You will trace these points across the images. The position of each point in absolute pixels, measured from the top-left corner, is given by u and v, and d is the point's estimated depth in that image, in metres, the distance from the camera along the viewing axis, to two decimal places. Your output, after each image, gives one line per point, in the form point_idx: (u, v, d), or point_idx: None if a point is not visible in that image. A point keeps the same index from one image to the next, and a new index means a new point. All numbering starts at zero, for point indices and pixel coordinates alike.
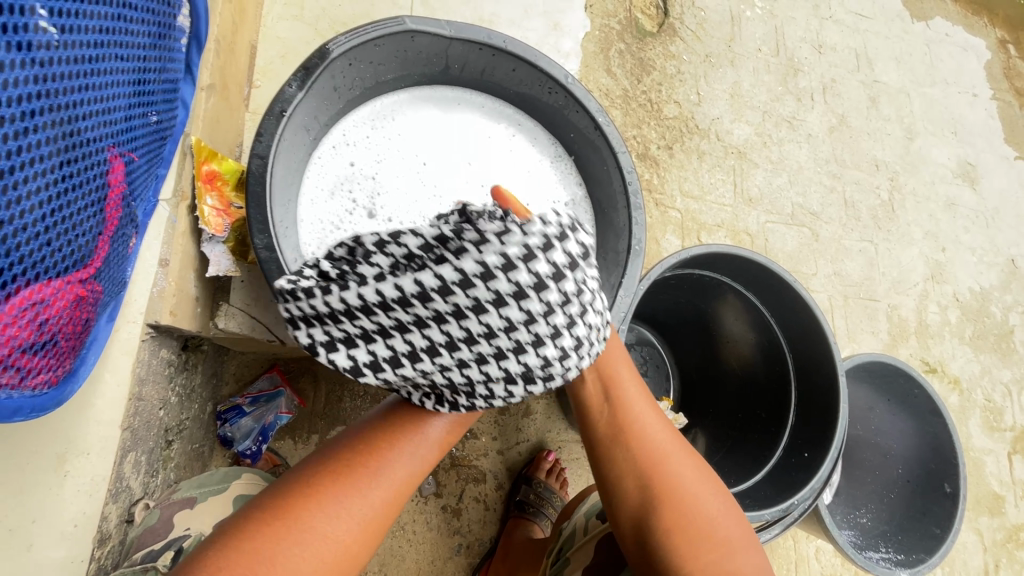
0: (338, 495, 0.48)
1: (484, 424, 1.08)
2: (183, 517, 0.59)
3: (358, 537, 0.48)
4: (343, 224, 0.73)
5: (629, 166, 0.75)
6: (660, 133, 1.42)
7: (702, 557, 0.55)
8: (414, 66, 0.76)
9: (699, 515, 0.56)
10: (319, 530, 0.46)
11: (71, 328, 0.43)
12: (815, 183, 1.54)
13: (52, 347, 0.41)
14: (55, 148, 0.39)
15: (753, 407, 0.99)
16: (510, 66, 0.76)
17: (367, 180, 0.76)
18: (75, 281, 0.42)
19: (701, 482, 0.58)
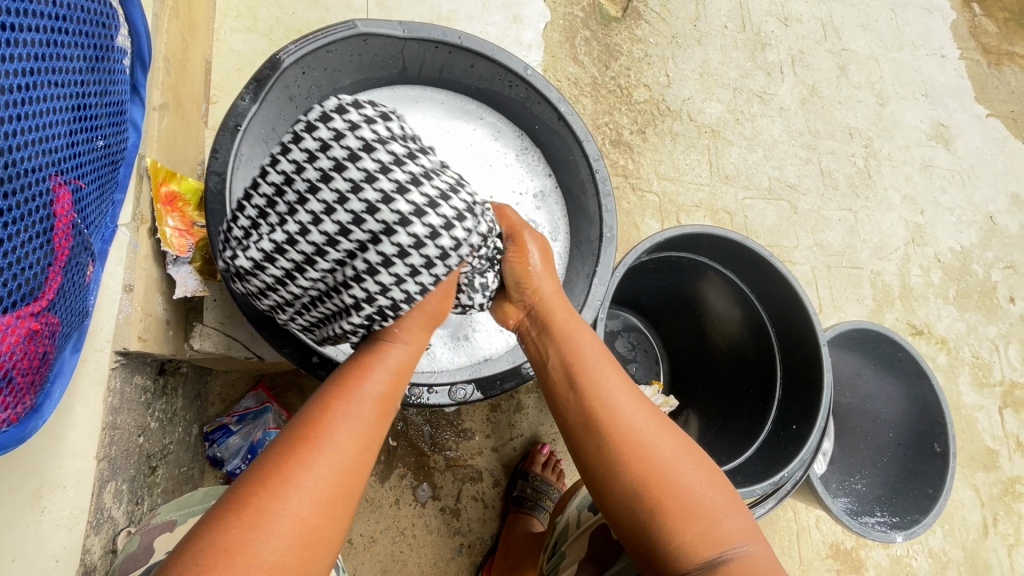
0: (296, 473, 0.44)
1: (477, 424, 1.08)
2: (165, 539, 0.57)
3: (318, 512, 0.44)
4: None
5: (595, 153, 0.75)
6: (632, 118, 1.41)
7: (688, 524, 0.54)
8: (371, 69, 0.75)
9: (682, 484, 0.56)
10: (279, 515, 0.42)
11: (27, 363, 0.42)
12: (790, 156, 1.54)
13: (8, 383, 0.41)
14: None
15: (741, 384, 1.00)
16: (468, 62, 0.76)
17: None
18: (26, 315, 0.42)
19: (682, 454, 0.58)
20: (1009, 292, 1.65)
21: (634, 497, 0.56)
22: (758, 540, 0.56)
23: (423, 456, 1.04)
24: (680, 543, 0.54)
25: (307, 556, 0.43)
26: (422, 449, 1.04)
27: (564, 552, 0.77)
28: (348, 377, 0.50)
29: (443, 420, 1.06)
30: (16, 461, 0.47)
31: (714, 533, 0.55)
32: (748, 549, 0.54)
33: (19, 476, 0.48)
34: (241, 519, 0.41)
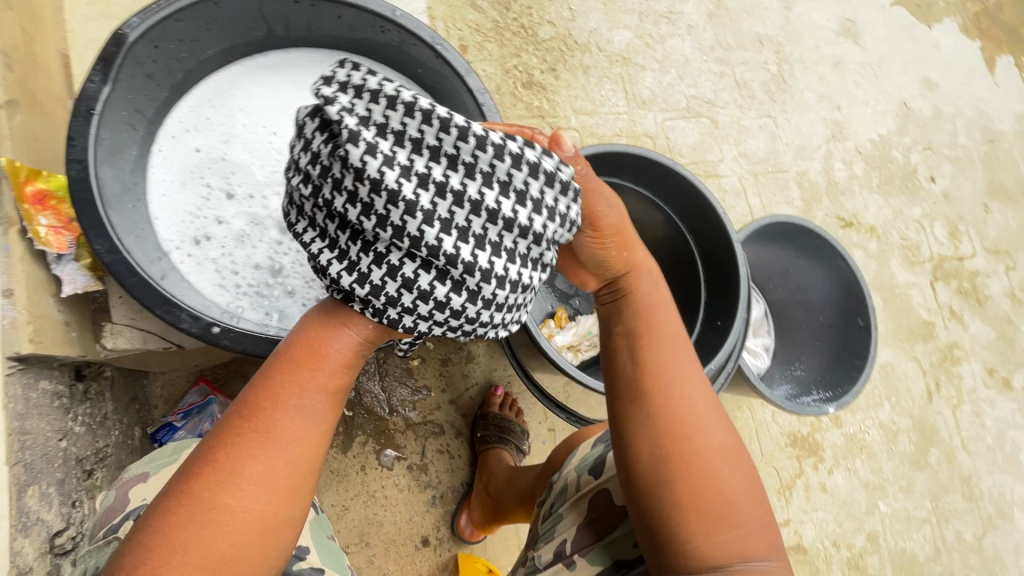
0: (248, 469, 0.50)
1: (431, 381, 1.10)
2: (140, 490, 0.61)
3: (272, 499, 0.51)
4: (202, 212, 0.71)
5: (479, 86, 0.75)
6: (540, 57, 1.40)
7: (704, 526, 0.60)
8: (233, 35, 0.73)
9: (725, 498, 0.60)
10: (229, 506, 0.49)
11: None
12: (704, 72, 1.55)
13: None
14: None
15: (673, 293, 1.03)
16: (334, 13, 0.74)
17: (217, 162, 0.73)
18: None
19: (729, 469, 0.62)
20: (930, 172, 1.72)
21: (665, 495, 0.61)
22: (775, 557, 0.62)
23: (382, 420, 1.06)
24: (704, 550, 0.59)
25: (262, 535, 0.50)
26: (380, 415, 1.06)
27: (562, 514, 0.78)
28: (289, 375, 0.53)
29: (396, 382, 1.08)
30: None
31: (730, 539, 0.60)
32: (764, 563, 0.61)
33: None
34: (193, 501, 0.49)
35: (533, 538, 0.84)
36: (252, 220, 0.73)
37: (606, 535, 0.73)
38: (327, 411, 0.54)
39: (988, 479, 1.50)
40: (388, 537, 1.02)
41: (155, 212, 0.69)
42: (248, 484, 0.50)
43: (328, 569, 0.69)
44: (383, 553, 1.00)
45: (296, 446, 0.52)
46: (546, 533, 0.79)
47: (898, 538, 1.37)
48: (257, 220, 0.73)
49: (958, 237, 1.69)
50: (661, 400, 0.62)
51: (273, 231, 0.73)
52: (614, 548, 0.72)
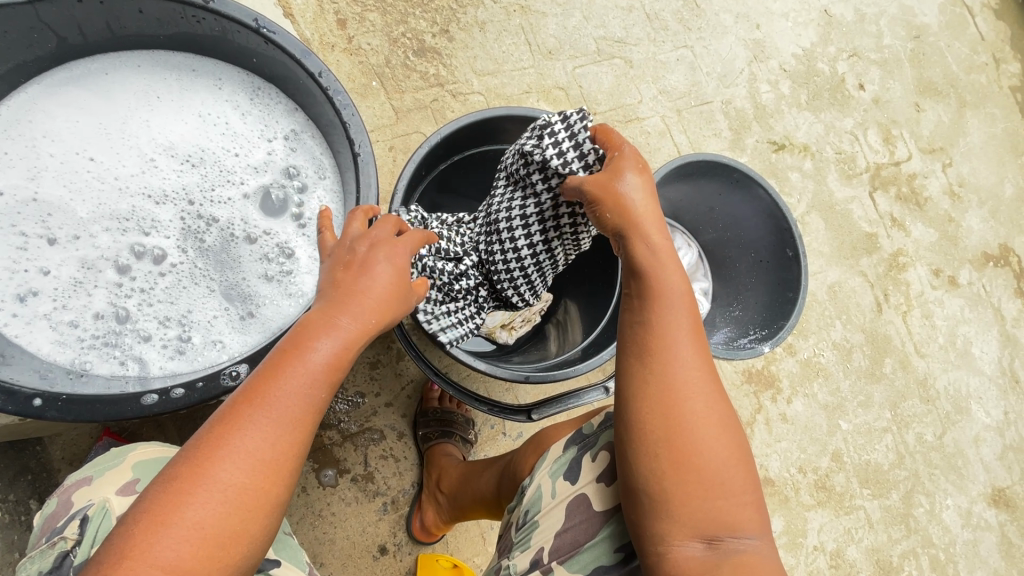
0: (245, 436, 0.46)
1: (362, 386, 1.04)
2: (82, 493, 0.59)
3: (261, 477, 0.46)
4: (20, 264, 0.63)
5: (319, 66, 0.66)
6: (429, 19, 1.28)
7: (703, 510, 0.55)
8: (14, 51, 0.62)
9: (713, 457, 0.57)
10: (216, 483, 0.44)
11: None
12: (611, 10, 1.45)
13: None
14: None
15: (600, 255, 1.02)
16: (132, 8, 0.63)
17: (30, 204, 0.65)
18: None
19: (721, 427, 0.58)
20: (858, 79, 1.67)
21: (662, 466, 0.56)
22: (762, 532, 0.57)
23: (317, 436, 1.01)
24: (692, 509, 0.55)
25: (250, 522, 0.45)
26: (313, 431, 1.00)
27: (535, 523, 0.68)
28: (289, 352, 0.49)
29: None
30: None
31: (730, 523, 0.56)
32: (750, 540, 0.56)
33: None
34: (184, 479, 0.44)
35: (506, 548, 0.73)
36: (86, 263, 0.65)
37: (597, 536, 0.64)
38: (325, 390, 0.50)
39: (944, 378, 1.52)
40: (343, 552, 0.98)
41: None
42: (238, 457, 0.45)
43: (285, 560, 0.63)
44: (341, 569, 0.97)
45: (288, 420, 0.48)
46: (520, 543, 0.69)
47: (861, 452, 1.39)
48: (92, 263, 0.65)
49: (893, 142, 1.66)
50: (660, 343, 0.60)
51: (113, 272, 0.66)
52: (608, 548, 0.63)
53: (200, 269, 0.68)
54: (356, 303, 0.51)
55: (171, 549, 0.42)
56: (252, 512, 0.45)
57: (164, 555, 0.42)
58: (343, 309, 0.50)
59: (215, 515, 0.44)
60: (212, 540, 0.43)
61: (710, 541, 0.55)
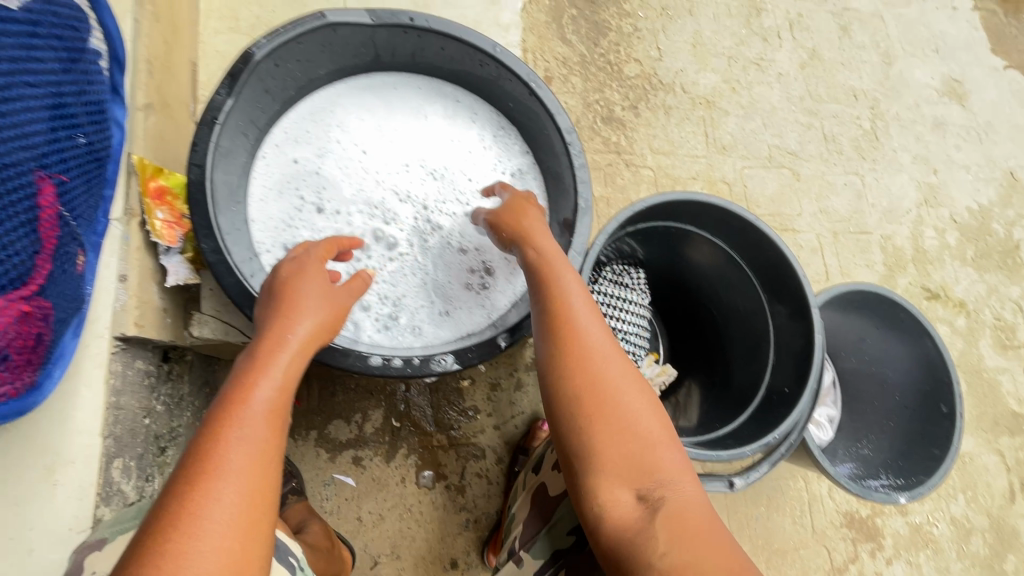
0: (215, 483, 0.46)
1: (478, 403, 1.11)
2: (91, 562, 0.53)
3: (247, 516, 0.46)
4: (293, 221, 0.76)
5: (568, 126, 0.75)
6: (623, 93, 1.40)
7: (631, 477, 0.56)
8: (344, 58, 0.77)
9: (627, 422, 0.58)
10: (199, 543, 0.44)
11: (22, 344, 0.47)
12: (790, 123, 1.50)
13: (5, 361, 0.45)
14: None
15: (743, 355, 0.98)
16: (438, 45, 0.77)
17: (313, 176, 0.78)
18: (15, 298, 0.46)
19: (630, 389, 0.59)
20: None
21: (582, 443, 0.58)
22: (690, 474, 0.57)
23: (427, 436, 1.07)
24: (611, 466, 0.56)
25: (250, 551, 0.45)
26: (425, 429, 1.07)
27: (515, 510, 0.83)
28: (228, 404, 0.51)
29: (446, 401, 1.09)
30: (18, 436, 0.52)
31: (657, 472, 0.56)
32: (677, 483, 0.56)
33: (32, 453, 0.54)
34: (158, 558, 0.43)
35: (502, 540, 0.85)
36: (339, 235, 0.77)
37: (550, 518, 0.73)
38: (275, 429, 0.51)
39: None
40: (418, 553, 1.02)
41: (254, 218, 0.74)
42: (217, 504, 0.45)
43: None
44: (412, 567, 1.01)
45: (256, 454, 0.49)
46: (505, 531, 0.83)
47: None
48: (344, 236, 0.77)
49: None
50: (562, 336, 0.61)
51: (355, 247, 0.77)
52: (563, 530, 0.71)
53: (417, 263, 0.79)
54: (297, 323, 0.58)
55: None
56: (249, 553, 0.45)
57: None
58: (279, 346, 0.55)
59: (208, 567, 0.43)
60: None
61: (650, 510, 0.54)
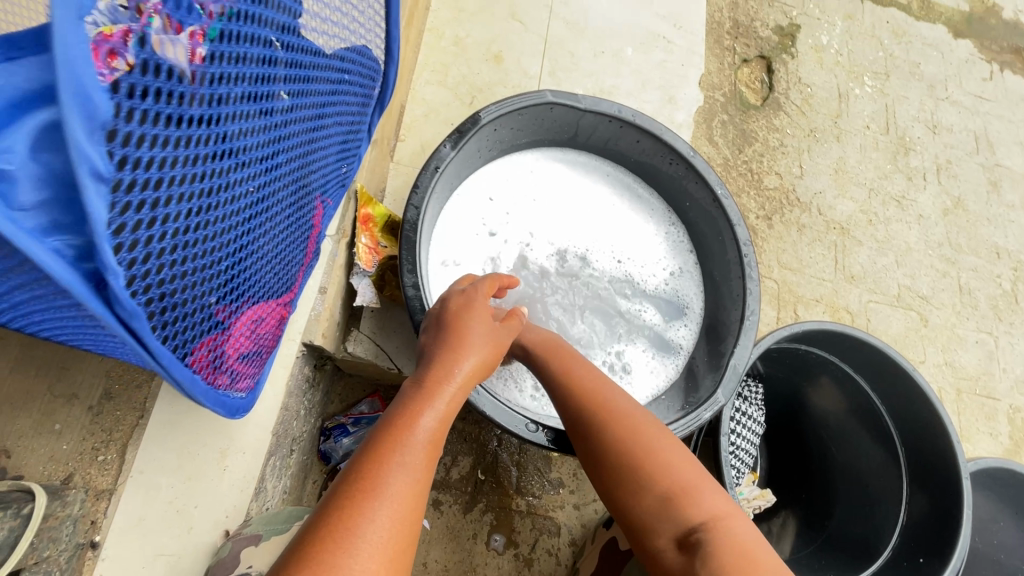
0: (372, 510, 0.44)
1: (563, 475, 1.09)
2: (249, 554, 0.62)
3: (393, 558, 0.43)
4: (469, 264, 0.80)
5: (746, 238, 0.78)
6: (759, 203, 1.41)
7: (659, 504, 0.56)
8: (546, 132, 0.84)
9: (666, 465, 0.58)
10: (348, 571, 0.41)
11: (270, 340, 0.55)
12: (925, 266, 1.45)
13: (256, 355, 0.54)
14: (286, 180, 0.52)
15: (865, 506, 0.90)
16: (634, 138, 0.82)
17: (495, 228, 0.83)
18: (279, 303, 0.56)
19: (663, 437, 0.61)
20: None
21: (615, 481, 0.59)
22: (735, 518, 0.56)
23: (507, 497, 1.06)
24: (645, 505, 0.57)
25: None
26: (507, 489, 1.06)
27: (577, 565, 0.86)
28: (391, 430, 0.50)
29: (533, 466, 1.09)
30: (207, 421, 0.64)
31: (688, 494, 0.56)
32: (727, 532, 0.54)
33: (213, 436, 0.65)
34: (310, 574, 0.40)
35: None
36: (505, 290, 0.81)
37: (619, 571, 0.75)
38: (427, 466, 0.50)
39: None
40: None
41: (438, 244, 0.79)
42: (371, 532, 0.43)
43: None
44: None
45: (411, 491, 0.47)
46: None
47: None
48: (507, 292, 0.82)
49: None
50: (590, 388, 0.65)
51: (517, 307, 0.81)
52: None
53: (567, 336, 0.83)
54: (464, 359, 0.58)
55: None
56: None
57: None
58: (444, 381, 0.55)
59: None
60: None
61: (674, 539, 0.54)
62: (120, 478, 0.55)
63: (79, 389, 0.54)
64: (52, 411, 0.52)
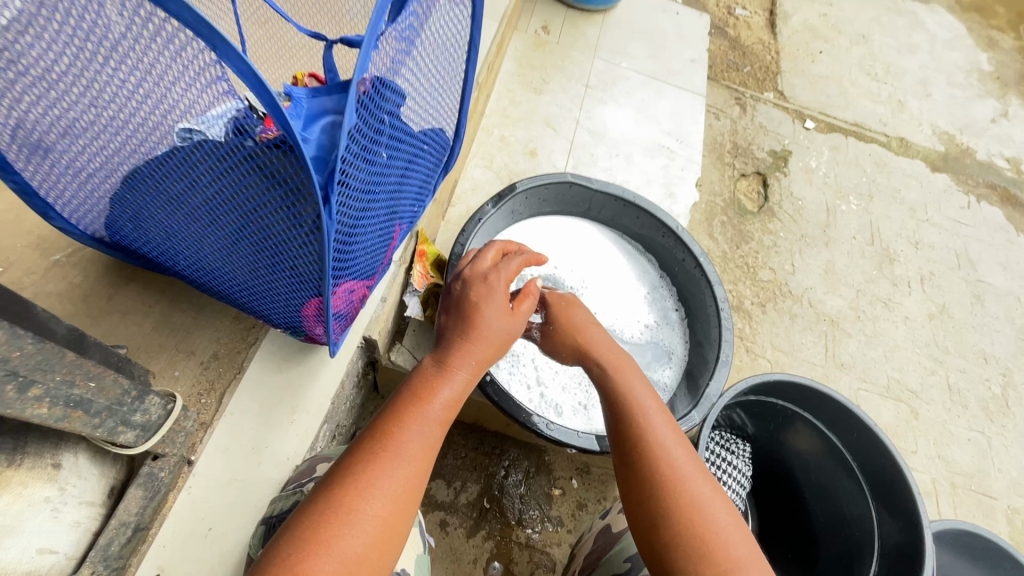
0: (384, 465, 0.56)
1: (562, 514, 1.17)
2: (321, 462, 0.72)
3: (398, 505, 0.55)
4: None
5: (723, 296, 0.96)
6: (754, 291, 1.59)
7: (643, 491, 0.56)
8: (566, 205, 1.07)
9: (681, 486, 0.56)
10: (363, 508, 0.53)
11: (353, 313, 0.75)
12: (913, 363, 1.57)
13: (343, 321, 0.73)
14: (388, 199, 0.75)
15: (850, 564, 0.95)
16: (635, 214, 1.05)
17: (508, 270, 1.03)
18: (366, 287, 0.77)
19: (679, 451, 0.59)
20: None
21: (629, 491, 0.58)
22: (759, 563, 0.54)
23: (508, 527, 1.14)
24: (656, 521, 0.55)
25: (395, 528, 0.54)
26: (509, 520, 1.15)
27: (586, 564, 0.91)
28: (408, 405, 0.61)
29: (535, 500, 1.18)
30: (284, 382, 0.80)
31: (673, 478, 0.56)
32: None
33: (286, 393, 0.80)
34: (334, 506, 0.52)
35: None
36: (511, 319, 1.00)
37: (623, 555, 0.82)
38: (437, 435, 0.61)
39: None
40: None
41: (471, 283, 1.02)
42: (383, 482, 0.55)
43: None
44: None
45: (417, 456, 0.58)
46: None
47: None
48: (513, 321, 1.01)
49: None
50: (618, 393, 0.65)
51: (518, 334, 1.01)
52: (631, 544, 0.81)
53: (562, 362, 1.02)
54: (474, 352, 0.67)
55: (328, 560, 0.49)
56: (393, 533, 0.54)
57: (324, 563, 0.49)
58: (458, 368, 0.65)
59: (366, 529, 0.52)
60: (365, 547, 0.52)
61: (655, 523, 0.55)
62: (214, 412, 0.73)
63: (196, 348, 0.77)
64: (175, 361, 0.75)
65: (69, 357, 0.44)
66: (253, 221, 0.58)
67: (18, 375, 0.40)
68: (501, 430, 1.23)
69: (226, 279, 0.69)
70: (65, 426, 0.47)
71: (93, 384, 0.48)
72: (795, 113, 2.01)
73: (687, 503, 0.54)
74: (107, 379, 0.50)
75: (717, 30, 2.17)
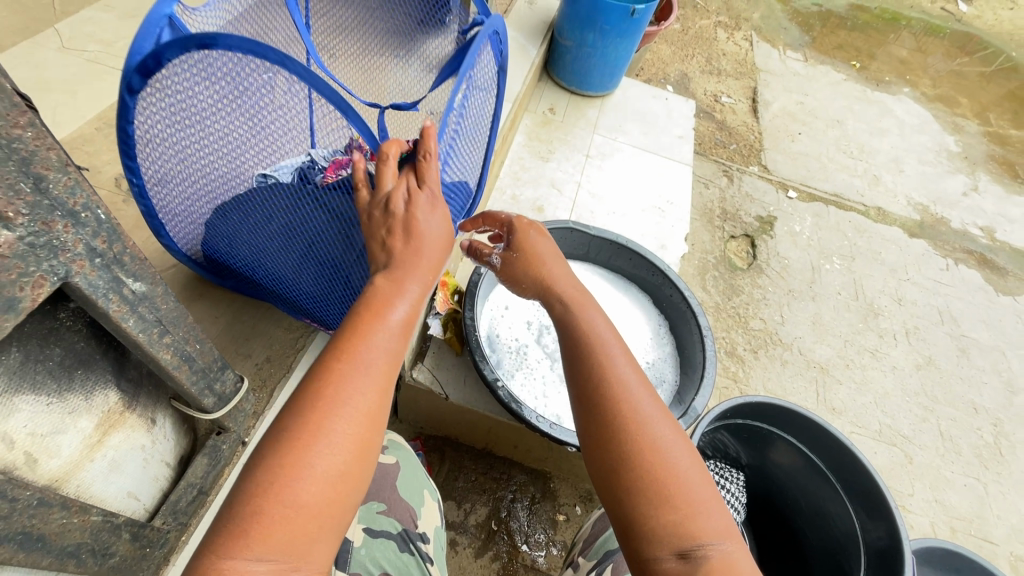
0: (350, 383, 0.52)
1: (566, 539, 1.23)
2: None
3: (366, 426, 0.52)
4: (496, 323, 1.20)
5: (706, 325, 1.09)
6: (746, 339, 1.71)
7: (608, 436, 0.61)
8: (568, 249, 1.25)
9: (647, 423, 0.61)
10: (333, 432, 0.49)
11: None
12: (904, 410, 1.64)
13: None
14: None
15: None
16: (628, 256, 1.21)
17: (507, 306, 1.23)
18: None
19: (642, 389, 0.65)
20: None
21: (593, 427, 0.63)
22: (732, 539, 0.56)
23: (515, 550, 1.20)
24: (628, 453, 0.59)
25: (369, 453, 0.52)
26: (516, 542, 1.20)
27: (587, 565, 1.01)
28: (365, 323, 0.56)
29: (541, 525, 1.24)
30: None
31: (637, 424, 0.61)
32: (722, 546, 0.55)
33: None
34: (302, 429, 0.49)
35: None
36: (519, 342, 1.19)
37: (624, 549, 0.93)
38: (399, 348, 0.57)
39: None
40: None
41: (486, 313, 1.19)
42: (352, 401, 0.51)
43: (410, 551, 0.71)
44: None
45: (380, 377, 0.54)
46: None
47: None
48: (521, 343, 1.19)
49: None
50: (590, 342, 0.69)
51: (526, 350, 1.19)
52: None
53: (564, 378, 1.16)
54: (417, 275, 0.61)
55: (307, 484, 0.47)
56: (364, 458, 0.51)
57: (304, 483, 0.47)
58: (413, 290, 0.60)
59: (339, 453, 0.49)
60: (342, 470, 0.49)
61: (619, 466, 0.59)
62: (266, 404, 0.86)
63: (253, 351, 0.91)
64: (236, 361, 0.90)
65: (190, 319, 0.59)
66: (323, 244, 0.76)
67: (161, 322, 0.54)
68: (508, 457, 1.32)
69: (294, 289, 0.86)
70: (175, 376, 0.61)
71: (198, 346, 0.62)
72: (778, 184, 2.23)
73: (650, 448, 0.59)
74: (206, 347, 0.64)
75: (705, 114, 2.46)
